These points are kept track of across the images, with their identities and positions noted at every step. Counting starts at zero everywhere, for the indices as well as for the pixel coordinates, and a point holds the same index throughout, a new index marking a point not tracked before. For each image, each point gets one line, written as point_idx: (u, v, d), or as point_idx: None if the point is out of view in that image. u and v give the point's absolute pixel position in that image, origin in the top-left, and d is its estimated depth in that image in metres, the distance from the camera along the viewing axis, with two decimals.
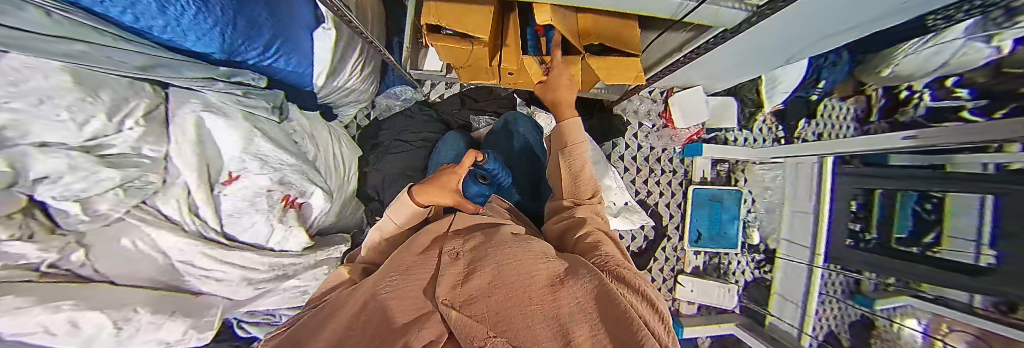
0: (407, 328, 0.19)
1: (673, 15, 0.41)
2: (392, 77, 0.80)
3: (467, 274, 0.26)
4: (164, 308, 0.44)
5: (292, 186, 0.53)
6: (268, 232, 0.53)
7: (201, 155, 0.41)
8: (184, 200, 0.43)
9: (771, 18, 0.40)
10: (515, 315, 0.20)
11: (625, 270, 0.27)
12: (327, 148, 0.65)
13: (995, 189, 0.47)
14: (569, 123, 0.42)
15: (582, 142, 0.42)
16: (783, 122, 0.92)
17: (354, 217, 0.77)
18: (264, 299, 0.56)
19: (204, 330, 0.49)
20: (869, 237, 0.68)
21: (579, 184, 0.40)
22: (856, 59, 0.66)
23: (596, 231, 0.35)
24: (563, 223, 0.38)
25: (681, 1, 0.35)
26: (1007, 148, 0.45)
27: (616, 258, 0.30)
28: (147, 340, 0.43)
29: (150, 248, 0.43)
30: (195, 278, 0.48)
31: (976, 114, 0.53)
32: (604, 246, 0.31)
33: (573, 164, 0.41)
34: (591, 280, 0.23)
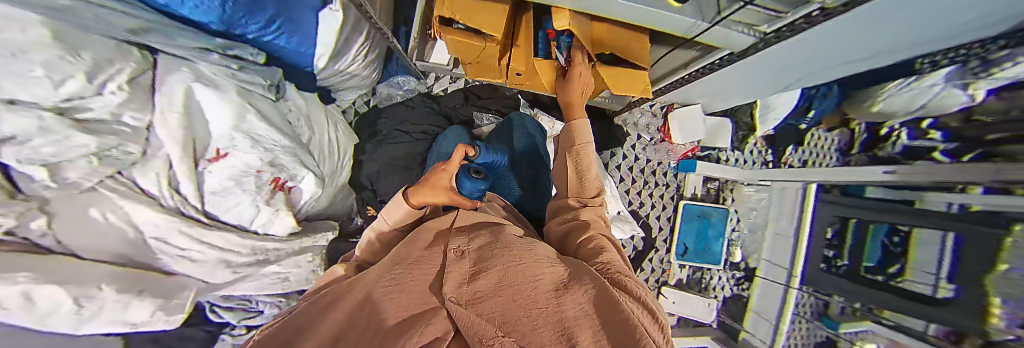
0: (412, 325, 0.19)
1: (685, 34, 0.41)
2: (397, 65, 0.78)
3: (473, 273, 0.26)
4: (132, 287, 0.42)
5: (284, 168, 0.51)
6: (253, 213, 0.52)
7: (188, 128, 0.39)
8: (165, 175, 0.41)
9: (777, 47, 0.42)
10: (520, 315, 0.20)
11: (627, 278, 0.27)
12: (322, 132, 0.63)
13: (957, 227, 0.51)
14: (577, 124, 0.43)
15: (589, 143, 0.42)
16: (773, 147, 0.96)
17: (345, 205, 0.75)
18: (242, 283, 0.55)
19: (174, 313, 0.48)
20: (840, 263, 0.72)
21: (583, 188, 0.40)
22: (845, 93, 0.69)
23: (598, 235, 0.35)
24: (566, 225, 0.38)
25: (693, 21, 0.36)
26: (970, 189, 0.49)
27: (620, 266, 0.30)
28: (111, 320, 0.41)
29: (122, 222, 0.40)
30: (168, 257, 0.46)
31: (947, 154, 0.57)
32: (607, 251, 0.31)
33: (581, 162, 0.41)
34: (596, 285, 0.23)
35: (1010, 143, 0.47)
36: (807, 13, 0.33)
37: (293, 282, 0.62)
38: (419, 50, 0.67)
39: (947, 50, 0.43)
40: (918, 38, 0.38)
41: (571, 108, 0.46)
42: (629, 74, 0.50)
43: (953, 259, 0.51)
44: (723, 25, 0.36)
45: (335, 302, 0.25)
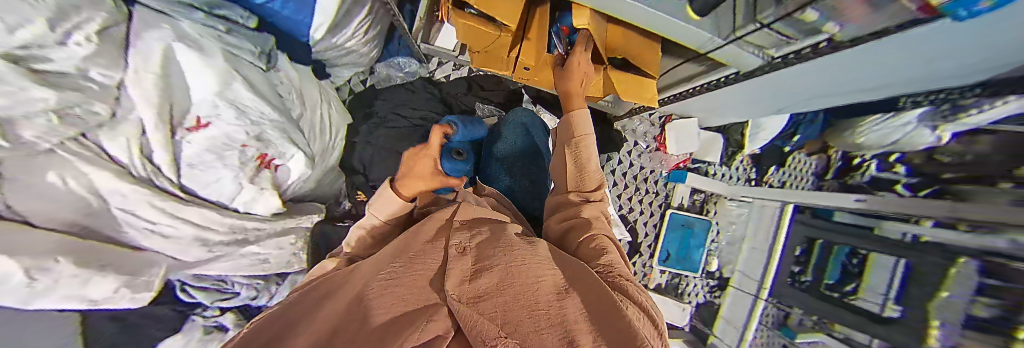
0: (413, 323, 0.19)
1: (699, 48, 0.42)
2: (398, 46, 0.75)
3: (473, 270, 0.26)
4: (92, 261, 0.39)
5: (271, 144, 0.48)
6: (234, 190, 0.48)
7: (166, 90, 0.36)
8: (136, 140, 0.38)
9: (789, 70, 0.42)
10: (522, 315, 0.20)
11: (625, 282, 0.28)
12: (315, 109, 0.60)
13: (909, 254, 0.56)
14: (577, 114, 0.42)
15: (588, 135, 0.41)
16: (758, 166, 0.98)
17: (333, 188, 0.72)
18: (217, 263, 0.52)
19: (141, 290, 0.45)
20: (804, 279, 0.78)
21: (583, 181, 0.40)
22: (830, 121, 0.75)
23: (598, 234, 0.35)
24: (566, 222, 0.38)
25: (710, 36, 0.37)
26: (922, 222, 0.55)
27: (620, 269, 0.30)
28: (67, 296, 0.38)
29: (84, 189, 0.37)
30: (136, 230, 0.43)
31: (908, 187, 0.64)
32: (608, 254, 0.32)
33: (580, 155, 0.40)
34: (597, 288, 0.24)
35: (961, 180, 0.53)
36: (812, 45, 0.34)
37: (272, 265, 0.59)
38: (424, 33, 0.64)
39: (929, 91, 0.46)
40: (908, 77, 0.40)
41: (569, 98, 0.45)
42: (637, 81, 0.50)
43: (902, 282, 0.56)
44: (737, 44, 0.37)
45: (333, 296, 0.25)
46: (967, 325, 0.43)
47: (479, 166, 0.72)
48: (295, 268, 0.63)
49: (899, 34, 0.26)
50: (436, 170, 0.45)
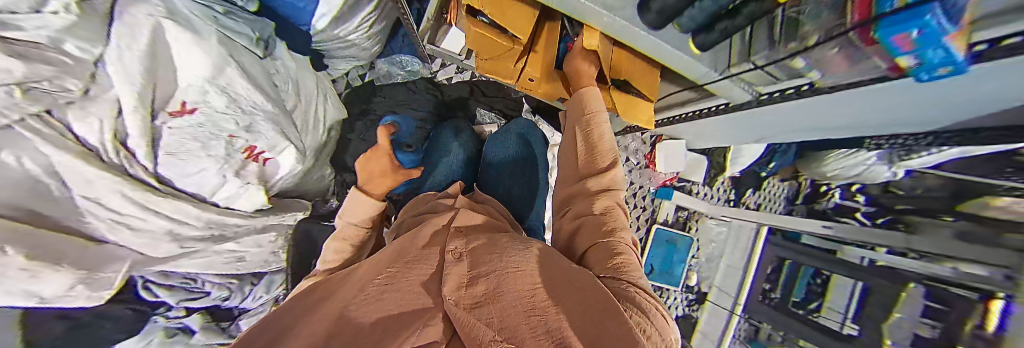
0: (412, 331, 0.20)
1: (697, 79, 0.47)
2: (402, 43, 0.73)
3: (472, 275, 0.26)
4: (40, 251, 0.35)
5: (259, 136, 0.48)
6: (217, 182, 0.48)
7: (150, 72, 0.33)
8: (110, 120, 0.35)
9: (775, 107, 0.46)
10: (520, 321, 0.20)
11: (636, 289, 0.28)
12: (309, 101, 0.60)
13: (865, 277, 0.61)
14: (587, 92, 0.44)
15: (600, 111, 0.43)
16: (736, 188, 1.04)
17: (320, 185, 0.71)
18: (189, 259, 0.51)
19: (97, 289, 0.43)
20: (773, 295, 0.82)
21: (595, 160, 0.40)
22: (800, 153, 0.81)
23: (613, 232, 0.34)
24: (578, 218, 0.37)
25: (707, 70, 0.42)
26: (877, 248, 0.61)
27: (631, 273, 0.30)
28: (8, 292, 0.34)
29: (41, 170, 0.33)
30: (101, 221, 0.41)
31: (866, 215, 0.70)
32: (620, 257, 0.31)
33: (591, 130, 0.42)
34: (597, 289, 0.23)
35: (914, 214, 0.59)
36: (795, 88, 0.39)
37: (249, 263, 0.59)
38: (431, 34, 0.64)
39: (889, 135, 0.52)
40: (870, 117, 0.45)
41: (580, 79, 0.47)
42: (633, 101, 0.52)
43: (858, 303, 0.61)
44: (731, 81, 0.43)
45: (328, 302, 0.25)
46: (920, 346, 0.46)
47: (475, 171, 0.72)
48: (273, 267, 0.65)
49: (883, 83, 0.29)
50: (394, 165, 0.54)
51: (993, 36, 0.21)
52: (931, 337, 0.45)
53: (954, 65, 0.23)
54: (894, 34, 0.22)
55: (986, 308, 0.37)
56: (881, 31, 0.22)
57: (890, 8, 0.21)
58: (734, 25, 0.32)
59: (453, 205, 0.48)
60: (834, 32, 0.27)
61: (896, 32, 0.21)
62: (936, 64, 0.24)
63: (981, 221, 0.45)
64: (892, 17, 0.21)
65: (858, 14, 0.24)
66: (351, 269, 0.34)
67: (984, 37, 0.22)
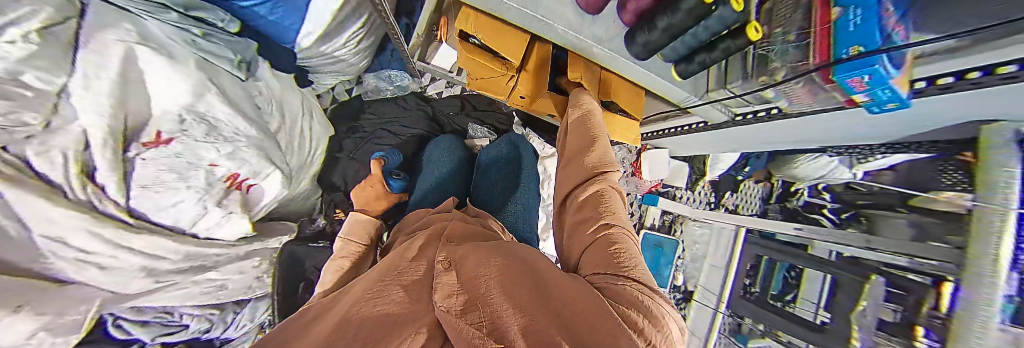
0: (396, 338, 0.20)
1: (680, 102, 0.55)
2: (391, 57, 0.72)
3: (461, 285, 0.27)
4: None
5: (245, 164, 0.47)
6: (197, 213, 0.47)
7: (121, 102, 0.32)
8: (76, 153, 0.33)
9: (780, 122, 0.47)
10: (505, 320, 0.21)
11: (632, 284, 0.26)
12: (293, 122, 0.60)
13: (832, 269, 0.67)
14: (579, 90, 0.51)
15: (591, 101, 0.50)
16: (716, 191, 1.04)
17: (305, 205, 0.72)
18: (162, 294, 0.50)
19: (63, 332, 0.41)
20: (754, 290, 0.87)
21: (589, 153, 0.42)
22: (773, 157, 0.88)
23: (608, 226, 0.34)
24: (576, 211, 0.38)
25: (688, 94, 0.50)
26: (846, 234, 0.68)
27: (631, 268, 0.29)
28: None
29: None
30: (64, 261, 0.39)
31: (832, 211, 0.77)
32: (615, 247, 0.31)
33: (584, 114, 0.48)
34: (589, 288, 0.24)
35: (873, 207, 0.67)
36: (767, 111, 0.47)
37: (229, 292, 0.58)
38: (422, 51, 0.65)
39: (847, 147, 0.57)
40: (833, 132, 0.49)
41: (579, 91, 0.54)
42: (627, 124, 0.59)
43: (830, 291, 0.67)
44: (715, 106, 0.51)
45: (323, 318, 0.26)
46: (886, 330, 0.53)
47: (468, 185, 0.72)
48: (256, 293, 0.64)
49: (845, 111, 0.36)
50: (385, 191, 0.64)
51: (929, 75, 0.28)
52: (894, 320, 0.52)
53: (898, 99, 0.28)
54: (850, 76, 0.26)
55: (938, 292, 0.44)
56: (839, 74, 0.26)
57: (845, 55, 0.25)
58: (711, 57, 0.37)
59: (446, 218, 0.49)
60: (799, 70, 0.32)
61: (850, 75, 0.25)
62: (886, 100, 0.29)
63: (936, 221, 0.50)
64: (847, 63, 0.25)
65: (821, 57, 0.28)
66: (343, 288, 0.34)
67: (921, 76, 0.28)
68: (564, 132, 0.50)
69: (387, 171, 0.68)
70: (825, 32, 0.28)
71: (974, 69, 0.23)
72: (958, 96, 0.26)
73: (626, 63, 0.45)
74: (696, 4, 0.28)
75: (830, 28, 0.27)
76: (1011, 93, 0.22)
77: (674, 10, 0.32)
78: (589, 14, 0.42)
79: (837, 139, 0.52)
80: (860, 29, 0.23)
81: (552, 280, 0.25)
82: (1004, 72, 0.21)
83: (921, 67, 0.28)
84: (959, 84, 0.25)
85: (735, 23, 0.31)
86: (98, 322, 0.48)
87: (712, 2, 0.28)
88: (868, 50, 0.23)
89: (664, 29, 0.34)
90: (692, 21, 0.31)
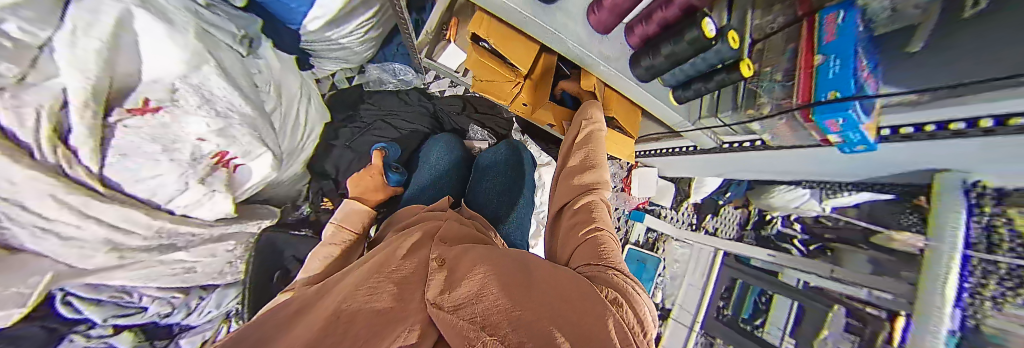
0: (390, 336, 0.20)
1: (675, 126, 0.58)
2: (396, 51, 0.74)
3: (455, 282, 0.27)
4: None
5: (235, 141, 0.46)
6: (177, 189, 0.45)
7: (107, 63, 0.31)
8: (50, 114, 0.31)
9: (762, 153, 0.52)
10: (501, 314, 0.21)
11: (618, 274, 0.29)
12: (290, 104, 0.59)
13: (801, 298, 0.70)
14: (591, 104, 0.53)
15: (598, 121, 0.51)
16: (698, 213, 1.06)
17: (290, 192, 0.70)
18: (122, 271, 0.47)
19: (9, 306, 0.39)
20: (726, 312, 0.86)
21: (583, 174, 0.44)
22: (751, 185, 0.91)
23: (599, 230, 0.35)
24: (571, 216, 0.39)
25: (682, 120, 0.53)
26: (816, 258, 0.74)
27: (617, 264, 0.31)
28: None
29: None
30: (23, 228, 0.36)
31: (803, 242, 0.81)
32: (603, 247, 0.32)
33: (590, 135, 0.49)
34: (576, 283, 0.25)
35: (839, 241, 0.73)
36: (751, 142, 0.51)
37: (198, 275, 0.56)
38: (429, 48, 0.66)
39: (818, 183, 0.62)
40: (808, 168, 0.53)
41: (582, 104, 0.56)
42: (623, 140, 0.61)
43: (795, 320, 0.70)
44: (707, 132, 0.55)
45: (309, 313, 0.25)
46: None
47: (462, 185, 0.71)
48: (227, 280, 0.61)
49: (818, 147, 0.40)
50: (384, 183, 0.61)
51: (893, 125, 0.31)
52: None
53: (865, 143, 0.32)
54: (828, 119, 0.28)
55: (892, 325, 0.48)
56: (817, 115, 0.28)
57: (824, 98, 0.27)
58: (707, 87, 0.40)
59: (442, 218, 0.48)
60: (784, 107, 0.36)
61: (827, 117, 0.28)
62: (856, 141, 0.32)
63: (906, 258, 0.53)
64: (826, 105, 0.27)
65: (803, 98, 0.31)
66: (327, 282, 0.33)
67: (886, 124, 0.31)
68: (566, 147, 0.51)
69: (386, 164, 0.65)
70: (807, 76, 0.31)
71: (930, 123, 0.26)
72: (917, 145, 0.29)
73: (629, 83, 0.48)
74: (699, 37, 0.31)
75: (813, 72, 0.30)
76: (969, 148, 0.25)
77: (677, 41, 0.34)
78: (600, 35, 0.45)
79: (810, 174, 0.56)
80: (839, 78, 0.26)
81: (543, 279, 0.27)
82: (951, 129, 0.24)
83: (888, 117, 0.31)
84: (917, 135, 0.28)
85: (730, 59, 0.35)
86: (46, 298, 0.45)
87: (711, 37, 0.31)
88: (844, 96, 0.25)
89: (667, 56, 0.37)
90: (693, 52, 0.34)
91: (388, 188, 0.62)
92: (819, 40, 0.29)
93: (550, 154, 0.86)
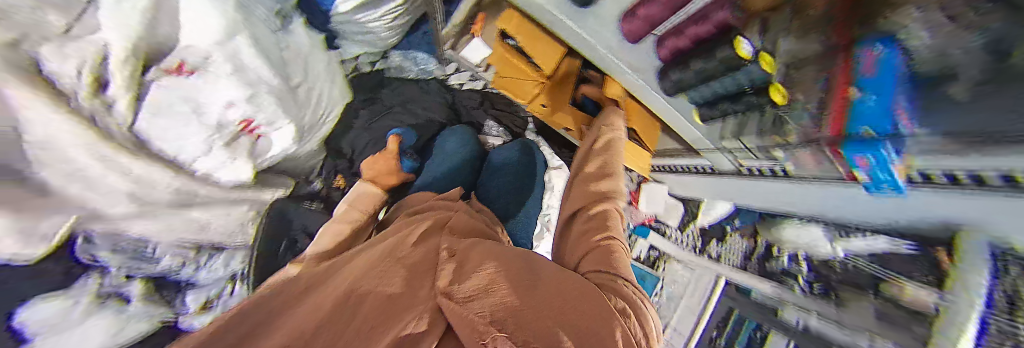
0: (398, 324, 0.20)
1: (693, 142, 0.59)
2: (421, 40, 0.72)
3: (464, 274, 0.27)
4: None
5: (263, 111, 0.49)
6: (202, 150, 0.48)
7: (148, 25, 0.34)
8: (89, 63, 0.33)
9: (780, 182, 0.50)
10: (510, 310, 0.21)
11: (627, 284, 0.29)
12: (316, 79, 0.60)
13: (797, 338, 0.66)
14: (611, 111, 0.55)
15: (619, 128, 0.53)
16: (703, 236, 1.04)
17: (307, 165, 0.72)
18: (139, 222, 0.48)
19: (36, 243, 0.39)
20: (719, 343, 0.82)
21: (598, 181, 0.44)
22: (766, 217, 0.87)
23: (610, 238, 0.35)
24: (584, 222, 0.39)
25: (700, 136, 0.55)
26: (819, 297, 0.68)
27: (626, 275, 0.30)
28: None
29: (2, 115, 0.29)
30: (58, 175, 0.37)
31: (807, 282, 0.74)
32: (614, 256, 0.32)
33: (608, 145, 0.50)
34: (586, 288, 0.25)
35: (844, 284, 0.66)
36: (772, 170, 0.50)
37: (213, 233, 0.59)
38: (454, 40, 0.66)
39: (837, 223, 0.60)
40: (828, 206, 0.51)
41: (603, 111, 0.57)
42: (640, 152, 0.61)
43: None
44: (726, 154, 0.55)
45: (320, 289, 0.26)
46: None
47: (474, 179, 0.71)
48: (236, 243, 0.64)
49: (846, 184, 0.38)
50: (397, 168, 0.61)
51: (924, 171, 0.29)
52: None
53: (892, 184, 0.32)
54: (859, 155, 0.30)
55: None
56: (850, 149, 0.31)
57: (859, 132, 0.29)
58: (734, 108, 0.40)
59: (453, 208, 0.49)
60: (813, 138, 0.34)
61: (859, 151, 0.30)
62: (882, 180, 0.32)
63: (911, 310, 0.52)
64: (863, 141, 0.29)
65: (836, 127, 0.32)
66: (338, 259, 0.33)
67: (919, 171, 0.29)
68: (584, 154, 0.52)
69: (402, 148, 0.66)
70: (841, 105, 0.31)
71: (965, 173, 0.25)
72: (951, 199, 0.27)
73: (653, 94, 0.50)
74: (731, 56, 0.31)
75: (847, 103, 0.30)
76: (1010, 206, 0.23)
77: (711, 58, 0.34)
78: (631, 43, 0.44)
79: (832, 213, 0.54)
80: (873, 108, 0.27)
81: (552, 280, 0.26)
82: (989, 185, 0.23)
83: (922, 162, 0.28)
84: (951, 186, 0.26)
85: (758, 84, 0.35)
86: (68, 240, 0.45)
87: (746, 58, 0.31)
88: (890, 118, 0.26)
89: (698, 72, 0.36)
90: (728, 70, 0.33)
91: (403, 174, 0.63)
92: (852, 67, 0.28)
93: (562, 158, 0.85)
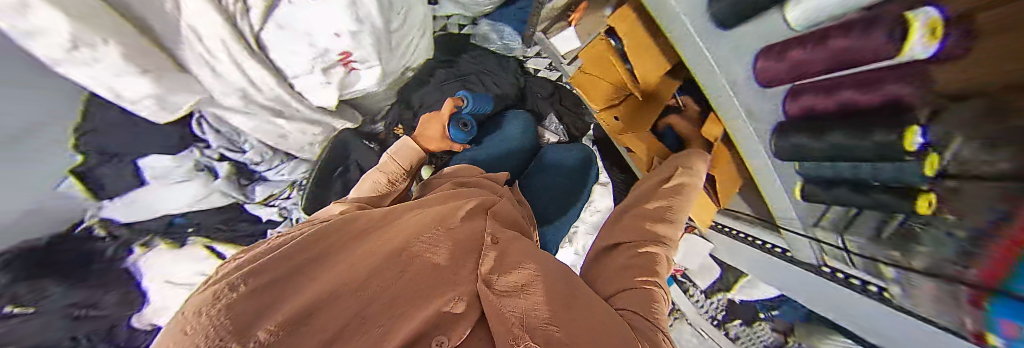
0: (438, 302, 0.21)
1: (778, 219, 0.50)
2: (514, 15, 0.71)
3: (503, 267, 0.27)
4: (139, 60, 0.38)
5: (361, 48, 0.51)
6: (305, 70, 0.52)
7: None
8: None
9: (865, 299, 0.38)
10: (544, 325, 0.20)
11: (662, 335, 0.26)
12: (414, 25, 0.62)
13: None
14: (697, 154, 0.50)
15: (691, 171, 0.47)
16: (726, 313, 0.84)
17: (375, 107, 0.76)
18: (234, 115, 0.56)
19: (167, 111, 0.48)
20: None
21: (656, 223, 0.40)
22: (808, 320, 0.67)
23: (650, 283, 0.32)
24: (629, 256, 0.35)
25: (792, 217, 0.46)
26: None
27: (662, 326, 0.28)
28: (99, 80, 0.38)
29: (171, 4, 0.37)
30: (193, 54, 0.43)
31: None
32: (654, 304, 0.29)
33: (676, 189, 0.45)
34: (620, 325, 0.23)
35: None
36: (863, 282, 0.39)
37: (288, 142, 0.66)
38: (549, 24, 0.64)
39: None
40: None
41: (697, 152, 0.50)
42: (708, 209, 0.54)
43: None
44: (812, 242, 0.45)
45: (375, 236, 0.28)
46: None
47: (519, 171, 0.69)
48: (304, 155, 0.72)
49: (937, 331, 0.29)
50: (443, 135, 0.60)
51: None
52: None
53: None
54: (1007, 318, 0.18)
55: None
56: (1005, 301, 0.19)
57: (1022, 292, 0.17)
58: (855, 199, 0.31)
59: (494, 191, 0.48)
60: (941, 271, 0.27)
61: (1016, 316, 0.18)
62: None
63: None
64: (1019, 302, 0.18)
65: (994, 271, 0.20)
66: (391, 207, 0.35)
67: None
68: (645, 188, 0.48)
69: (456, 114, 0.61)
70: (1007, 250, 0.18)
71: None
72: None
73: (757, 148, 0.43)
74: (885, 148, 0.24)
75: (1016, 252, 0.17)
76: None
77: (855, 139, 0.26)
78: (756, 85, 0.36)
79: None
80: None
81: (586, 303, 0.25)
82: None
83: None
84: None
85: (892, 181, 0.26)
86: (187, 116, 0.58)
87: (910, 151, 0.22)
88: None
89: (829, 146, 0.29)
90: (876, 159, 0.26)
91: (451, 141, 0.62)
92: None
93: (611, 177, 0.80)
